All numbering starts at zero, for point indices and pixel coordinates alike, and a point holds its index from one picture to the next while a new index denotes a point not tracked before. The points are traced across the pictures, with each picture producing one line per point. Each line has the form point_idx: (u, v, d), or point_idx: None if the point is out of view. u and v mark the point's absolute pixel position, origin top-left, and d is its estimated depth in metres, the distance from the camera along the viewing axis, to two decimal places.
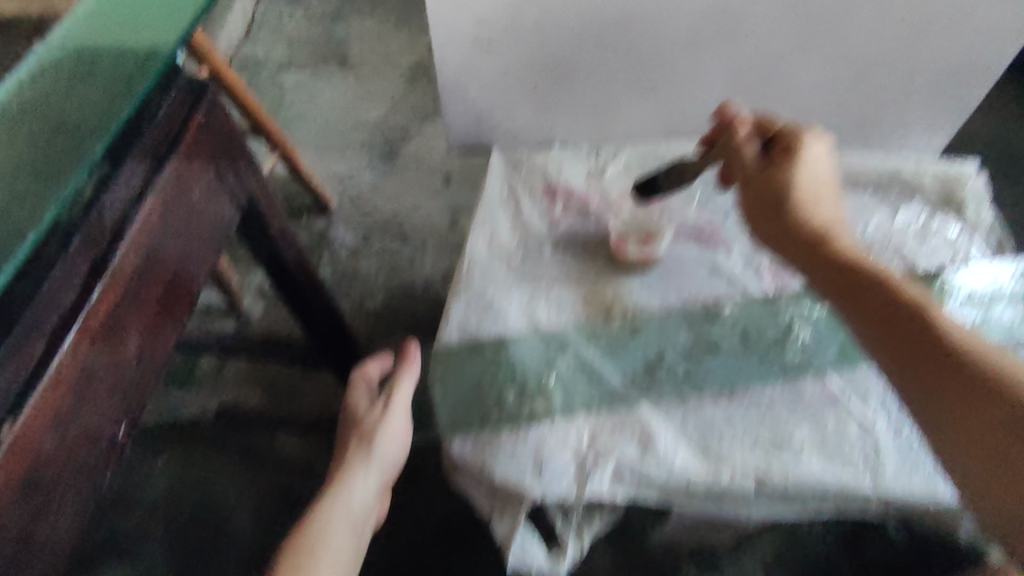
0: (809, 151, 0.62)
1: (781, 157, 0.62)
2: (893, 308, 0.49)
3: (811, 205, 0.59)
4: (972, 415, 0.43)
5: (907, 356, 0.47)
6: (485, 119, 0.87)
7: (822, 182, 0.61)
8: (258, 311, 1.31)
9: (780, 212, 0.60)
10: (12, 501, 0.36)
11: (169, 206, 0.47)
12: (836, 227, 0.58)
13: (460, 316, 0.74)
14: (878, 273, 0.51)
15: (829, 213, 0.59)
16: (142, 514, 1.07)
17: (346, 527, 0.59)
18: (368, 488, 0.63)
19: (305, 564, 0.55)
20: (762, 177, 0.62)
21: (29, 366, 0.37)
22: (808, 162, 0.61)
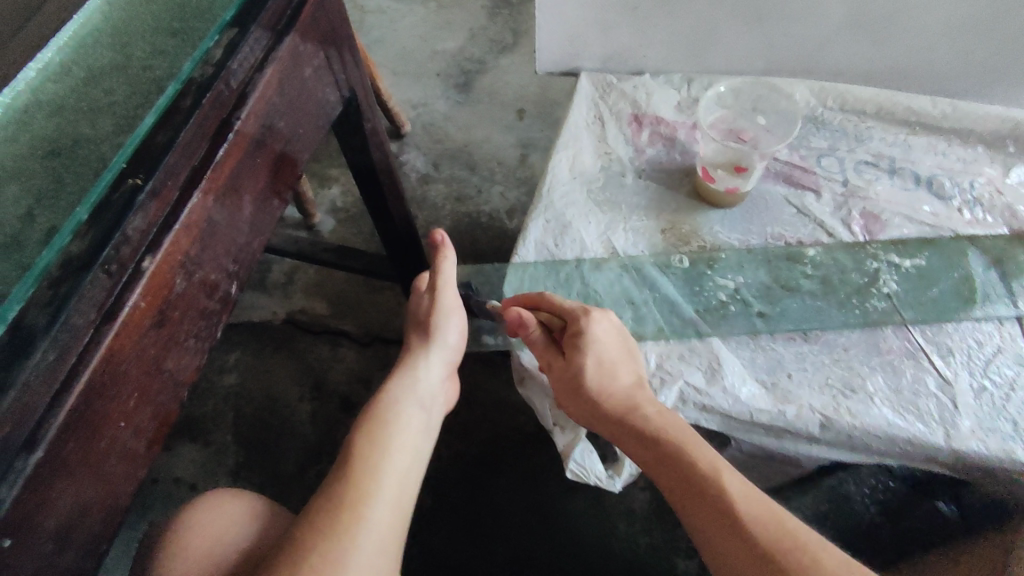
0: (596, 334, 0.64)
1: (574, 344, 0.64)
2: (704, 496, 0.53)
3: (608, 394, 0.61)
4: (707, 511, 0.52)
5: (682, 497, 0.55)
6: (577, 41, 0.85)
7: (616, 359, 0.63)
8: (329, 225, 1.36)
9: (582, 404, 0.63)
10: (150, 328, 0.40)
11: (284, 81, 0.49)
12: (632, 400, 0.61)
13: (538, 234, 0.73)
14: (683, 456, 0.56)
15: (629, 384, 0.62)
16: (215, 402, 1.16)
17: (415, 403, 0.60)
18: (432, 371, 0.64)
19: (381, 434, 0.55)
20: (564, 376, 0.64)
21: (165, 208, 0.40)
22: (602, 345, 0.64)
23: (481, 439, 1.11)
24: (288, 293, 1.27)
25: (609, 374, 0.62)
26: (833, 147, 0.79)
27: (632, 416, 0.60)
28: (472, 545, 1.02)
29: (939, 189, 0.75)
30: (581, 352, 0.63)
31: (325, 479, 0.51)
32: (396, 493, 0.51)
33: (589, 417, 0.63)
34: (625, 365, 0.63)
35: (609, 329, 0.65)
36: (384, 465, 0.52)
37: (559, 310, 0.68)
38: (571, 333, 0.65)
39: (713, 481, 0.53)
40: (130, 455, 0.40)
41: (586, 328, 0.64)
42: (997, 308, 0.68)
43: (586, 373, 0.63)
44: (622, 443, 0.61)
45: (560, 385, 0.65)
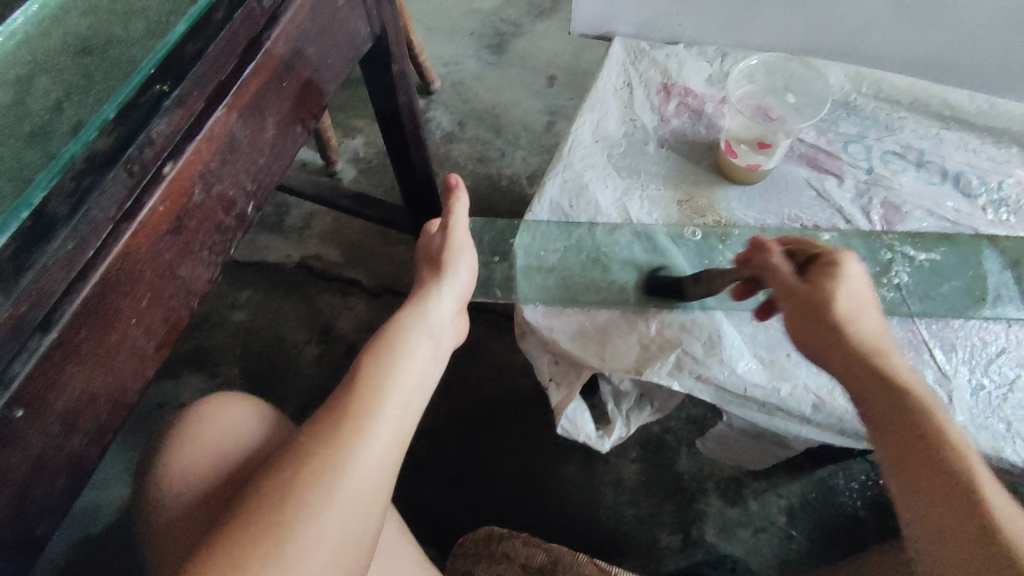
0: (851, 271, 0.56)
1: (825, 275, 0.56)
2: (937, 460, 0.45)
3: (855, 331, 0.53)
4: (928, 484, 0.45)
5: (910, 462, 0.46)
6: (614, 5, 0.84)
7: (861, 296, 0.56)
8: (351, 175, 1.37)
9: (820, 337, 0.54)
10: (166, 233, 0.41)
11: (315, 6, 0.49)
12: (876, 344, 0.53)
13: (554, 194, 0.73)
14: (924, 414, 0.47)
15: (873, 327, 0.55)
16: (225, 336, 1.19)
17: (425, 330, 0.61)
18: (443, 302, 0.65)
19: (390, 355, 0.56)
20: (810, 300, 0.55)
21: (190, 118, 0.41)
22: (850, 281, 0.56)
23: (481, 398, 1.12)
24: (303, 238, 1.29)
25: (855, 306, 0.55)
26: (863, 134, 0.77)
27: (871, 359, 0.52)
28: (458, 497, 1.05)
29: (965, 185, 0.74)
30: (834, 282, 0.55)
31: (332, 393, 0.53)
32: (398, 413, 0.52)
33: (818, 351, 0.55)
34: (868, 305, 0.56)
35: (863, 271, 0.57)
36: (389, 385, 0.53)
37: (811, 247, 0.60)
38: (822, 264, 0.57)
39: (953, 451, 0.45)
40: (140, 354, 0.42)
41: (858, 262, 0.57)
42: (1007, 310, 0.67)
43: (841, 305, 0.54)
44: (855, 387, 0.52)
45: (791, 311, 0.56)
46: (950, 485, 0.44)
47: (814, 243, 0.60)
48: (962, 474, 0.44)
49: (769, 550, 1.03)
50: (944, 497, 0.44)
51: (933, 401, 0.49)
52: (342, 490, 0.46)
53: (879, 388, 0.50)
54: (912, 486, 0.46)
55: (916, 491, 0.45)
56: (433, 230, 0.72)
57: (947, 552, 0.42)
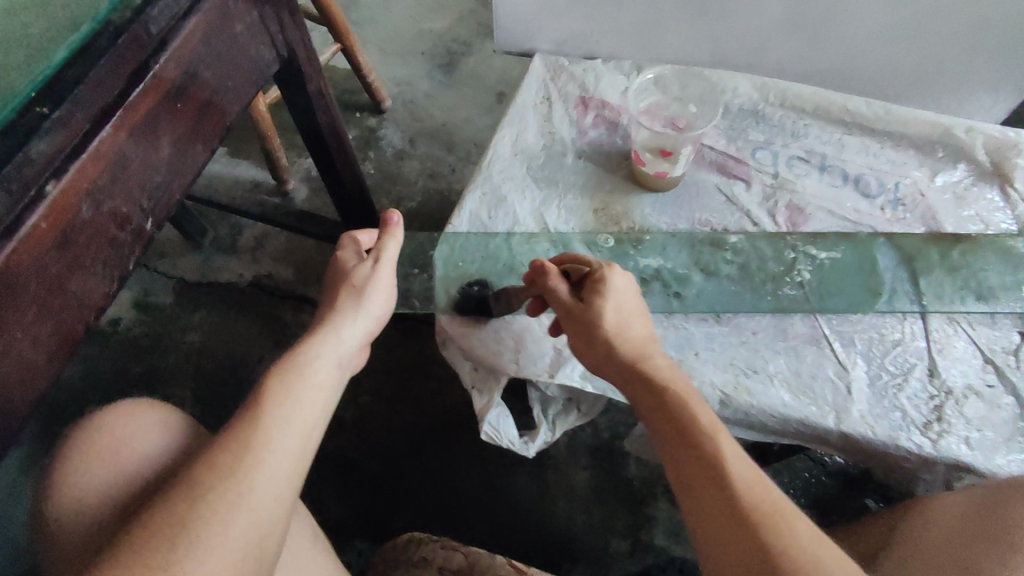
0: (616, 285, 0.60)
1: (595, 292, 0.60)
2: (696, 457, 0.48)
3: (620, 341, 0.57)
4: (700, 483, 0.47)
5: (681, 461, 0.49)
6: (533, 24, 0.87)
7: (631, 309, 0.60)
8: (302, 195, 1.39)
9: (597, 346, 0.58)
10: (53, 248, 0.42)
11: (210, 32, 0.51)
12: (639, 352, 0.57)
13: (473, 206, 0.76)
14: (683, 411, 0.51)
15: (640, 335, 0.59)
16: (177, 358, 1.19)
17: (333, 362, 0.59)
18: (354, 331, 0.64)
19: (293, 383, 0.54)
20: (581, 318, 0.59)
21: (74, 138, 0.42)
22: (620, 295, 0.60)
23: (431, 410, 1.13)
24: (256, 258, 1.30)
25: (624, 319, 0.59)
26: (770, 140, 0.81)
27: (639, 366, 0.56)
28: (411, 507, 1.06)
29: (865, 187, 0.78)
30: (602, 297, 0.59)
31: (225, 424, 0.51)
32: (298, 445, 0.51)
33: (600, 362, 0.58)
34: (641, 318, 0.60)
35: (630, 283, 0.62)
36: (291, 416, 0.52)
37: (583, 263, 0.64)
38: (591, 281, 0.61)
39: (706, 438, 0.49)
40: (28, 365, 0.43)
41: (621, 273, 0.62)
42: (903, 304, 0.71)
43: (608, 317, 0.58)
44: (637, 395, 0.55)
45: (574, 326, 0.60)
46: (709, 479, 0.47)
47: (582, 257, 0.65)
48: (714, 466, 0.47)
49: None
50: (711, 494, 0.46)
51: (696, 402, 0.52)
52: (237, 523, 0.44)
53: (652, 391, 0.54)
54: (685, 485, 0.48)
55: (687, 491, 0.47)
56: (347, 259, 0.71)
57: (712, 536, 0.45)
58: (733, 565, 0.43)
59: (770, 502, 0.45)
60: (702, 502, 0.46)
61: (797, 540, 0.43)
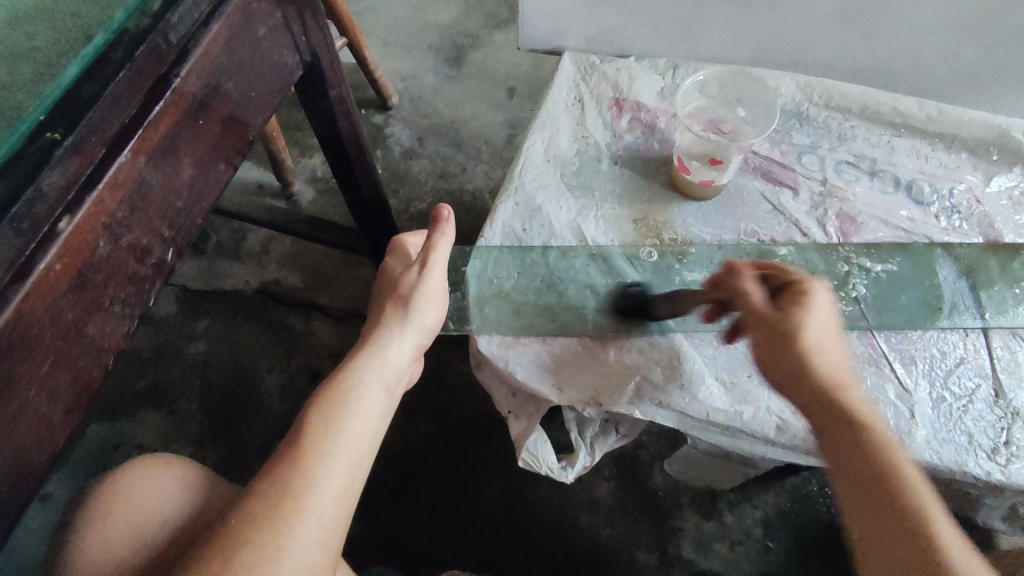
0: (822, 303, 0.54)
1: (794, 304, 0.54)
2: (903, 513, 0.44)
3: (817, 364, 0.52)
4: (905, 547, 0.43)
5: (876, 511, 0.45)
6: (562, 19, 0.82)
7: (827, 327, 0.54)
8: (308, 196, 1.33)
9: (785, 367, 0.52)
10: (68, 290, 0.38)
11: (233, 38, 0.46)
12: (835, 379, 0.52)
13: (506, 217, 0.71)
14: (878, 449, 0.47)
15: (834, 362, 0.53)
16: (183, 369, 1.14)
17: (381, 386, 0.58)
18: (403, 347, 0.62)
19: (337, 416, 0.53)
20: (777, 333, 0.53)
21: (89, 166, 0.38)
22: (817, 309, 0.54)
23: (450, 422, 1.09)
24: (262, 263, 1.24)
25: (820, 339, 0.53)
26: (815, 144, 0.77)
27: (834, 396, 0.50)
28: (430, 524, 1.02)
29: (917, 194, 0.74)
30: (803, 314, 0.53)
31: (269, 459, 0.51)
32: (343, 480, 0.50)
33: (782, 380, 0.53)
34: (835, 338, 0.54)
35: (833, 300, 0.55)
36: (333, 451, 0.51)
37: (778, 272, 0.58)
38: (794, 292, 0.55)
39: (903, 481, 0.45)
40: (46, 422, 0.39)
41: (825, 289, 0.55)
42: (964, 319, 0.67)
43: (808, 335, 0.52)
44: (824, 428, 0.50)
45: (761, 339, 0.54)
46: (913, 537, 0.43)
47: (785, 268, 0.58)
48: (921, 525, 0.43)
49: (748, 562, 1.01)
50: (914, 553, 0.42)
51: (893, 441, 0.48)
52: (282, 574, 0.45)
53: (840, 423, 0.49)
54: (873, 536, 0.45)
55: (873, 538, 0.44)
56: (400, 263, 0.68)
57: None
58: None
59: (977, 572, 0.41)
60: (890, 553, 0.43)
61: None
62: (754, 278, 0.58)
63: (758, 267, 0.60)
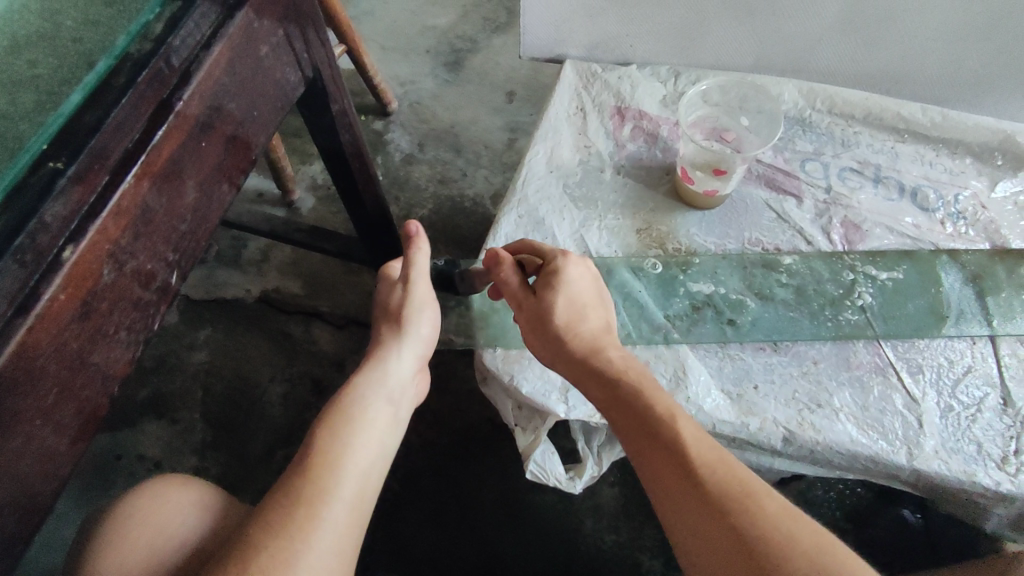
0: (572, 275, 0.61)
1: (546, 285, 0.61)
2: (673, 452, 0.48)
3: (575, 335, 0.58)
4: (675, 478, 0.47)
5: (650, 456, 0.49)
6: (563, 27, 0.82)
7: (583, 298, 0.61)
8: (309, 204, 1.33)
9: (550, 339, 0.59)
10: (72, 320, 0.37)
11: (235, 58, 0.46)
12: (612, 348, 0.58)
13: (509, 230, 0.71)
14: (641, 404, 0.52)
15: (597, 332, 0.59)
16: (184, 379, 1.14)
17: (383, 398, 0.59)
18: (403, 361, 0.64)
19: (342, 428, 0.55)
20: (537, 310, 0.61)
21: (92, 194, 0.37)
22: (570, 284, 0.61)
23: (453, 429, 1.09)
24: (263, 272, 1.24)
25: (577, 312, 0.60)
26: (819, 151, 0.77)
27: (596, 361, 0.57)
28: (435, 532, 1.01)
29: (922, 201, 0.74)
30: (554, 290, 0.60)
31: (280, 478, 0.51)
32: (356, 487, 0.51)
33: (554, 356, 0.59)
34: (599, 311, 0.61)
35: (584, 273, 0.62)
36: (344, 464, 0.52)
37: (538, 253, 0.65)
38: (545, 272, 0.62)
39: (670, 424, 0.50)
40: (51, 453, 0.39)
41: (578, 262, 0.62)
42: (971, 327, 0.67)
43: (559, 307, 0.60)
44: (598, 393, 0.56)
45: (527, 320, 0.62)
46: (684, 467, 0.47)
47: (530, 241, 0.66)
48: (691, 457, 0.48)
49: None
50: (683, 484, 0.46)
51: (650, 391, 0.53)
52: None
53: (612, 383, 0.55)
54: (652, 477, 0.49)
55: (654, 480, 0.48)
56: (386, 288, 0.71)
57: (681, 522, 0.46)
58: (698, 539, 0.44)
59: (741, 490, 0.45)
60: (668, 490, 0.47)
61: (765, 517, 0.43)
62: (514, 267, 0.63)
63: (512, 247, 0.67)
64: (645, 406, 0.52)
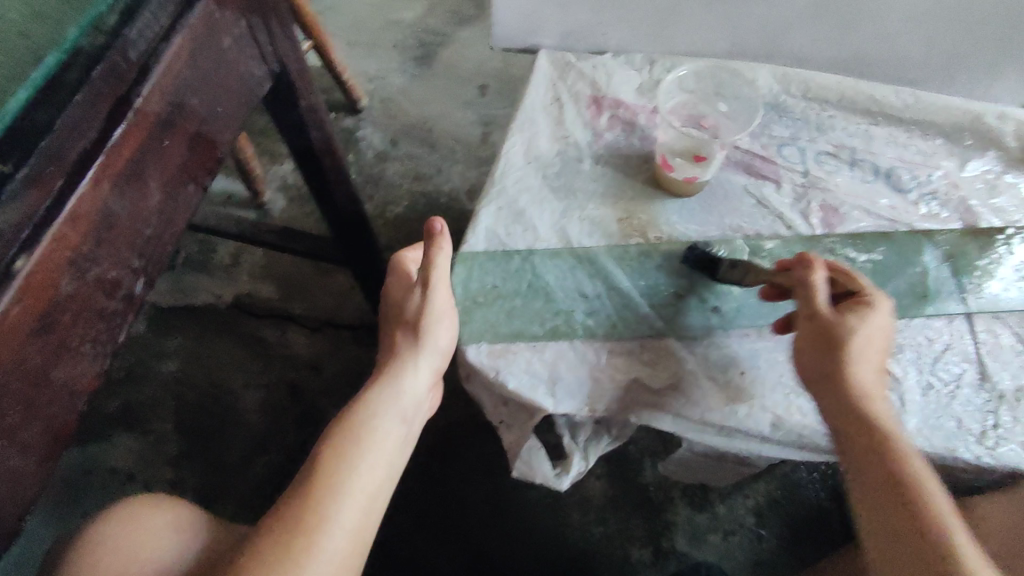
0: (883, 317, 0.57)
1: (860, 315, 0.57)
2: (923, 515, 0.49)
3: (857, 371, 0.55)
4: (927, 537, 0.48)
5: (898, 506, 0.49)
6: (535, 15, 0.81)
7: (882, 338, 0.57)
8: (280, 205, 1.29)
9: (824, 362, 0.56)
10: (31, 334, 0.35)
11: (196, 50, 0.44)
12: (874, 383, 0.56)
13: (489, 223, 0.69)
14: (905, 460, 0.51)
15: (878, 366, 0.56)
16: (155, 389, 1.10)
17: (396, 417, 0.59)
18: (417, 377, 0.63)
19: (353, 448, 0.54)
20: (824, 331, 0.57)
21: (46, 200, 0.35)
22: (874, 329, 0.57)
23: (438, 427, 1.07)
24: (234, 276, 1.20)
25: (871, 347, 0.56)
26: (795, 136, 0.77)
27: (864, 397, 0.54)
28: (421, 535, 1.00)
29: (897, 182, 0.75)
30: (859, 320, 0.56)
31: (284, 494, 0.51)
32: (360, 513, 0.51)
33: (816, 375, 0.56)
34: (887, 350, 0.57)
35: (855, 308, 0.58)
36: (349, 487, 0.52)
37: (853, 283, 0.61)
38: (858, 304, 0.58)
39: (931, 489, 0.50)
40: (14, 476, 0.36)
41: (885, 306, 0.58)
42: (947, 305, 0.67)
43: (858, 340, 0.56)
44: (835, 419, 0.54)
45: (809, 333, 0.58)
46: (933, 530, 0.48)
47: (854, 278, 0.61)
48: (940, 523, 0.48)
49: (741, 553, 1.01)
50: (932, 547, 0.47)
51: (902, 440, 0.52)
52: None
53: (863, 418, 0.53)
54: (892, 523, 0.49)
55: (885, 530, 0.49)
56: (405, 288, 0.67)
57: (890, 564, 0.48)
58: None
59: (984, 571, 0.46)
60: (910, 541, 0.48)
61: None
62: (824, 287, 0.59)
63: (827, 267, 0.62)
64: (898, 464, 0.51)
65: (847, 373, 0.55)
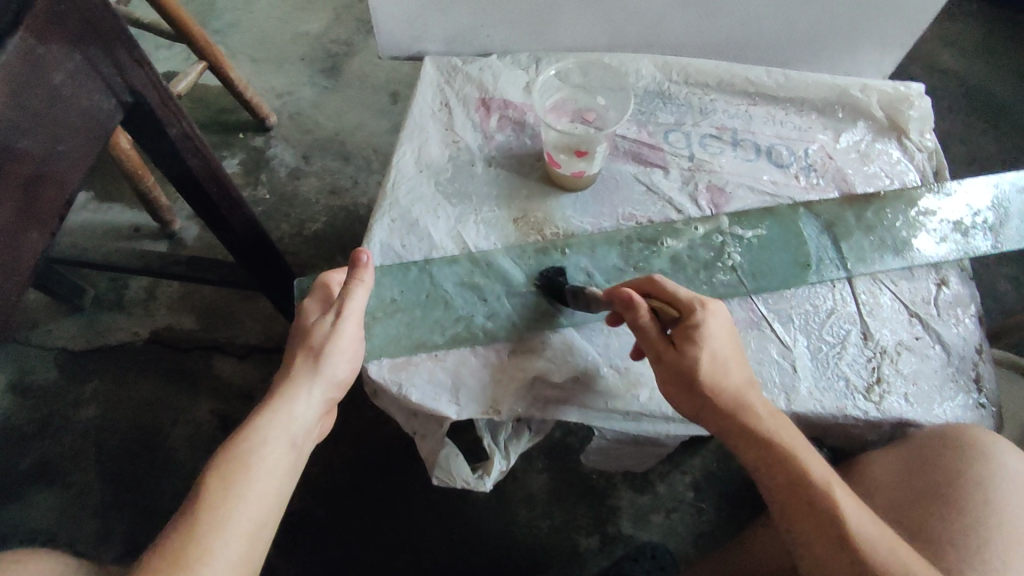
0: (713, 331, 0.56)
1: (688, 342, 0.55)
2: (822, 514, 0.53)
3: (722, 394, 0.56)
4: (831, 536, 0.53)
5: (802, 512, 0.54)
6: (416, 22, 0.80)
7: (727, 352, 0.57)
8: (192, 233, 1.24)
9: (698, 406, 0.57)
10: None
11: (18, 91, 0.43)
12: (744, 399, 0.56)
13: (383, 236, 0.69)
14: (792, 459, 0.55)
15: (739, 381, 0.57)
16: (74, 439, 1.04)
17: (284, 445, 0.56)
18: (311, 404, 0.59)
19: (234, 482, 0.51)
20: (682, 373, 0.55)
21: None
22: (716, 340, 0.56)
23: (374, 442, 1.06)
24: (149, 310, 1.15)
25: (722, 367, 0.56)
26: (679, 122, 0.79)
27: (739, 418, 0.56)
28: (366, 553, 0.98)
29: (777, 158, 0.78)
30: (698, 351, 0.55)
31: (163, 529, 0.48)
32: (241, 550, 0.49)
33: (698, 413, 0.57)
34: (739, 359, 0.58)
35: (722, 325, 0.57)
36: (231, 521, 0.49)
37: (671, 300, 0.58)
38: (683, 326, 0.56)
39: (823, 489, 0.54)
40: None
41: (704, 313, 0.57)
42: (829, 272, 0.71)
43: (705, 369, 0.55)
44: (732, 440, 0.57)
45: (666, 380, 0.57)
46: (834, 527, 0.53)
47: (671, 292, 0.58)
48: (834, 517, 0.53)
49: (682, 528, 1.04)
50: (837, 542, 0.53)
51: (793, 444, 0.55)
52: None
53: (751, 436, 0.56)
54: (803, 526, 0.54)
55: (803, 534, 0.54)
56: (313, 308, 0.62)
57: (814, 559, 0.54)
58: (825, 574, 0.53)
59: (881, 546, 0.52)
60: (820, 540, 0.53)
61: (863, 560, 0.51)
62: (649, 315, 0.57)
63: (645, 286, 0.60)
64: (795, 469, 0.55)
65: (724, 406, 0.56)
